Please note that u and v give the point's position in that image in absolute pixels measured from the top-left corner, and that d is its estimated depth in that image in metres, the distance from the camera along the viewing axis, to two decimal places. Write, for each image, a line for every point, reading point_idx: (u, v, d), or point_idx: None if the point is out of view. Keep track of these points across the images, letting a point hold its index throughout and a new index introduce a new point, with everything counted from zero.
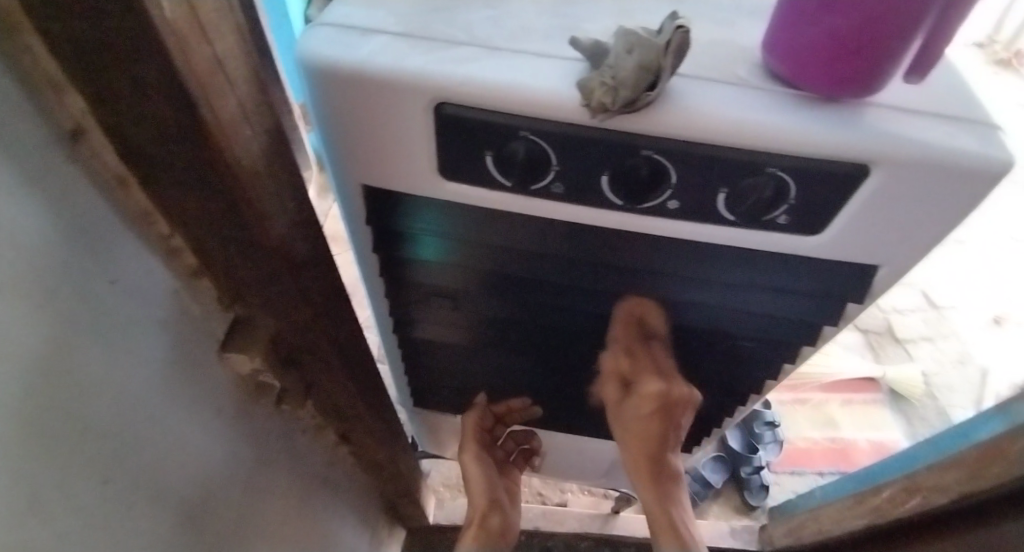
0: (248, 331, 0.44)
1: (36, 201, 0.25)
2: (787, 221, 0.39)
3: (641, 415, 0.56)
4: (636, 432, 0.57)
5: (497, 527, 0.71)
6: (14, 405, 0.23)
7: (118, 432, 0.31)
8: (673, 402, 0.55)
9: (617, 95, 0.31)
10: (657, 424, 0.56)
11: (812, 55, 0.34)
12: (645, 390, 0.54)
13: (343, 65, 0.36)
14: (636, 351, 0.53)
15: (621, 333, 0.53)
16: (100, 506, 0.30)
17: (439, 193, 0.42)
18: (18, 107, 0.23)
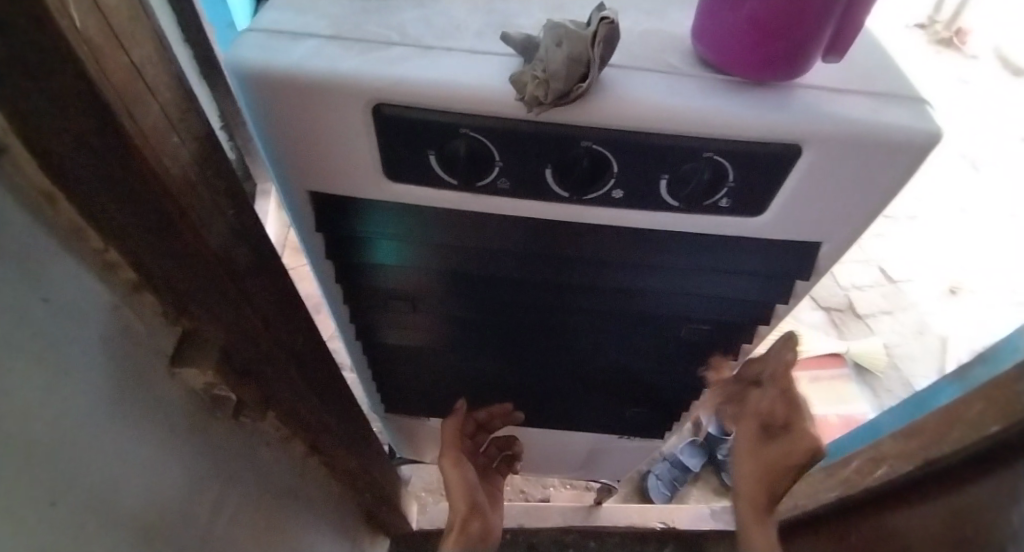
0: (198, 346, 0.42)
1: None
2: (729, 204, 0.40)
3: (784, 460, 0.48)
4: (772, 474, 0.49)
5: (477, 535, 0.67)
6: None
7: (66, 456, 0.30)
8: (819, 463, 0.47)
9: (548, 88, 0.32)
10: (790, 482, 0.48)
11: (735, 40, 0.35)
12: (800, 439, 0.47)
13: (274, 70, 0.36)
14: (786, 381, 0.50)
15: (778, 370, 0.49)
16: (51, 533, 0.29)
17: (386, 195, 0.42)
18: None
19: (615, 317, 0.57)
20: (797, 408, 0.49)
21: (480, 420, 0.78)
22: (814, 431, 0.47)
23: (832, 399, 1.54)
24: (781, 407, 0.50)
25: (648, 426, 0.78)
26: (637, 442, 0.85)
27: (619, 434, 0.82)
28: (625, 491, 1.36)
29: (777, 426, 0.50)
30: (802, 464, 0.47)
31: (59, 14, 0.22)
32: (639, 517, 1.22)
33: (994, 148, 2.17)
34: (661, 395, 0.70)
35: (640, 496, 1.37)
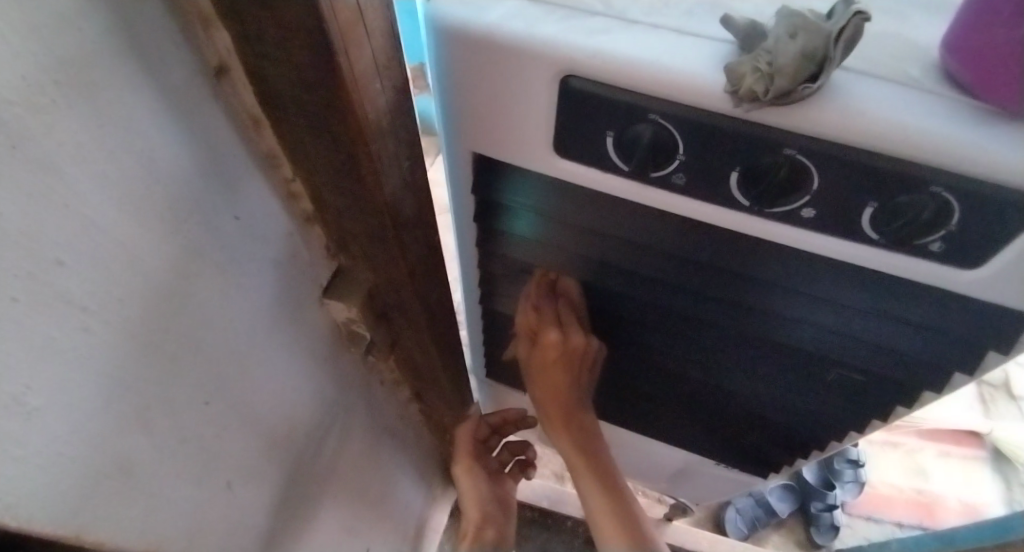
0: (349, 281, 0.45)
1: (174, 132, 0.26)
2: (941, 248, 0.35)
3: (547, 361, 0.62)
4: (547, 373, 0.64)
5: (492, 539, 0.79)
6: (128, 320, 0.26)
7: (217, 360, 0.34)
8: (576, 351, 0.60)
9: (772, 84, 0.28)
10: (568, 374, 0.63)
11: (999, 65, 0.29)
12: (548, 337, 0.58)
13: (473, 27, 0.35)
14: (541, 297, 0.58)
15: (535, 288, 0.58)
16: (192, 423, 0.32)
17: (549, 170, 0.41)
18: (166, 41, 0.25)
19: (752, 341, 0.52)
20: (552, 300, 0.58)
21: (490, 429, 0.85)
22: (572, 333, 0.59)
23: (957, 481, 1.36)
24: (538, 304, 0.58)
25: (751, 459, 0.73)
26: (734, 474, 0.79)
27: (719, 461, 0.77)
28: (700, 514, 1.30)
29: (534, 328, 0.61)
30: (558, 358, 0.61)
31: None
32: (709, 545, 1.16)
33: None
34: (777, 431, 0.65)
35: (714, 525, 1.30)
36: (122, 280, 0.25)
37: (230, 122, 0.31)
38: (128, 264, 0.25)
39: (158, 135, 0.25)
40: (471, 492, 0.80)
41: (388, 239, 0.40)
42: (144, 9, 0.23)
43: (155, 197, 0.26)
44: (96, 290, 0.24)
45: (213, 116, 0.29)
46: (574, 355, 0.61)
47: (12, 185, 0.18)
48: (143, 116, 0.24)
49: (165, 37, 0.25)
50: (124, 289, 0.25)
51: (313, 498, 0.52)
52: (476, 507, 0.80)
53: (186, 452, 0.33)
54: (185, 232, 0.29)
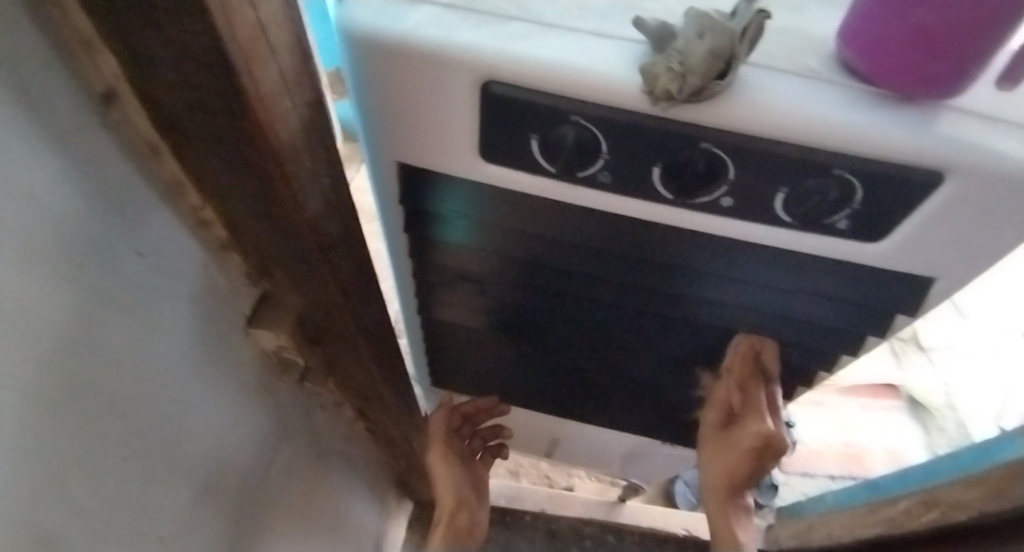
0: (275, 307, 0.43)
1: (62, 167, 0.24)
2: (847, 226, 0.37)
3: (739, 449, 0.56)
4: (732, 461, 0.57)
5: (466, 525, 0.67)
6: (34, 386, 0.23)
7: (134, 411, 0.31)
8: (767, 446, 0.54)
9: (685, 83, 0.29)
10: (750, 459, 0.55)
11: (895, 52, 0.31)
12: (752, 428, 0.54)
13: (388, 36, 0.34)
14: (749, 379, 0.54)
15: (737, 367, 0.54)
16: (112, 483, 0.30)
17: (477, 176, 0.41)
18: (44, 69, 0.22)
19: (689, 327, 0.54)
20: (753, 391, 0.54)
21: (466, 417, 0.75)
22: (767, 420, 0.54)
23: (876, 430, 1.48)
24: (736, 392, 0.55)
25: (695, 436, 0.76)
26: (681, 451, 0.83)
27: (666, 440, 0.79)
28: (651, 492, 1.35)
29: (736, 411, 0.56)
30: (751, 446, 0.55)
31: None
32: (664, 521, 1.22)
33: None
34: None
35: (665, 500, 1.36)
36: (26, 344, 0.23)
37: (127, 152, 0.28)
38: (26, 326, 0.23)
39: (43, 176, 0.23)
40: (444, 474, 0.68)
41: (315, 262, 0.38)
42: (25, 38, 0.21)
43: (49, 246, 0.24)
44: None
45: (104, 146, 0.26)
46: (771, 447, 0.54)
47: None
48: (27, 154, 0.22)
49: (42, 66, 0.22)
50: (28, 352, 0.23)
51: (259, 537, 0.50)
52: (450, 492, 0.67)
53: (111, 516, 0.30)
54: (85, 278, 0.26)
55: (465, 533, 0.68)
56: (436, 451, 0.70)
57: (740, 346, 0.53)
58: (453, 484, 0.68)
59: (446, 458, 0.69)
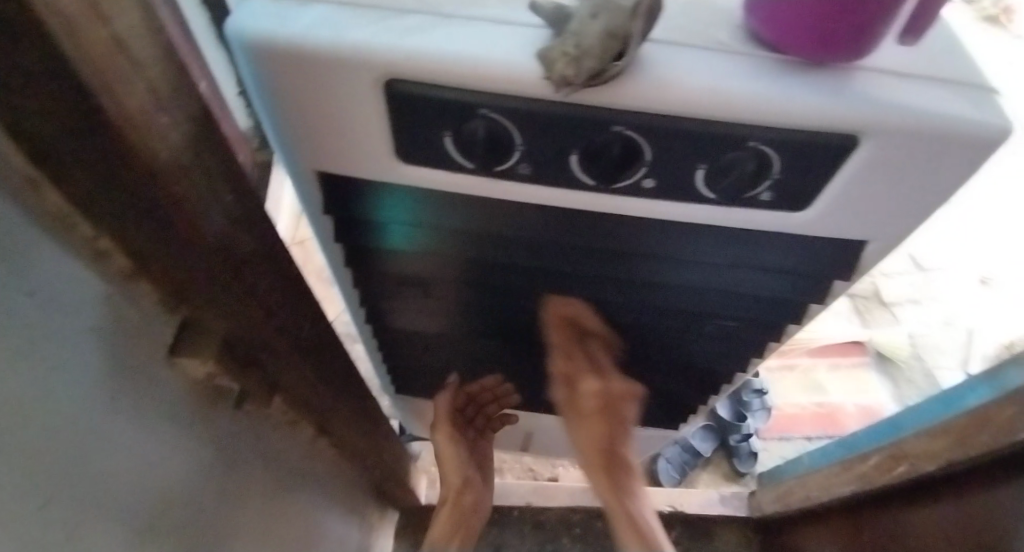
0: (198, 335, 0.41)
1: None
2: (771, 197, 0.37)
3: (585, 410, 0.61)
4: (586, 424, 0.62)
5: (470, 506, 0.77)
6: None
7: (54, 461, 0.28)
8: (615, 396, 0.61)
9: (580, 67, 0.28)
10: (606, 416, 0.61)
11: (799, 15, 0.31)
12: (585, 382, 0.59)
13: (280, 40, 0.32)
14: (569, 338, 0.57)
15: (561, 336, 0.57)
16: (44, 533, 0.27)
17: (396, 177, 0.39)
18: None
19: (638, 310, 0.54)
20: (575, 353, 0.59)
21: (476, 399, 0.77)
22: (591, 375, 0.60)
23: (848, 388, 1.51)
24: (585, 363, 0.60)
25: (661, 415, 0.76)
26: (652, 431, 0.83)
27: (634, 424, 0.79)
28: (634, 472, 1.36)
29: (570, 379, 0.61)
30: (596, 405, 0.60)
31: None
32: None
33: None
34: (679, 387, 0.68)
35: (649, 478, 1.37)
36: None
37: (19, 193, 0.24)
38: None
39: None
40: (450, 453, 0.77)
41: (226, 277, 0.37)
42: None
43: None
44: None
45: None
46: (620, 395, 0.61)
47: None
48: None
49: None
50: None
51: None
52: (458, 474, 0.76)
53: None
54: None
55: (467, 521, 0.76)
56: (444, 431, 0.76)
57: (555, 309, 0.54)
58: (460, 465, 0.77)
59: (450, 442, 0.77)
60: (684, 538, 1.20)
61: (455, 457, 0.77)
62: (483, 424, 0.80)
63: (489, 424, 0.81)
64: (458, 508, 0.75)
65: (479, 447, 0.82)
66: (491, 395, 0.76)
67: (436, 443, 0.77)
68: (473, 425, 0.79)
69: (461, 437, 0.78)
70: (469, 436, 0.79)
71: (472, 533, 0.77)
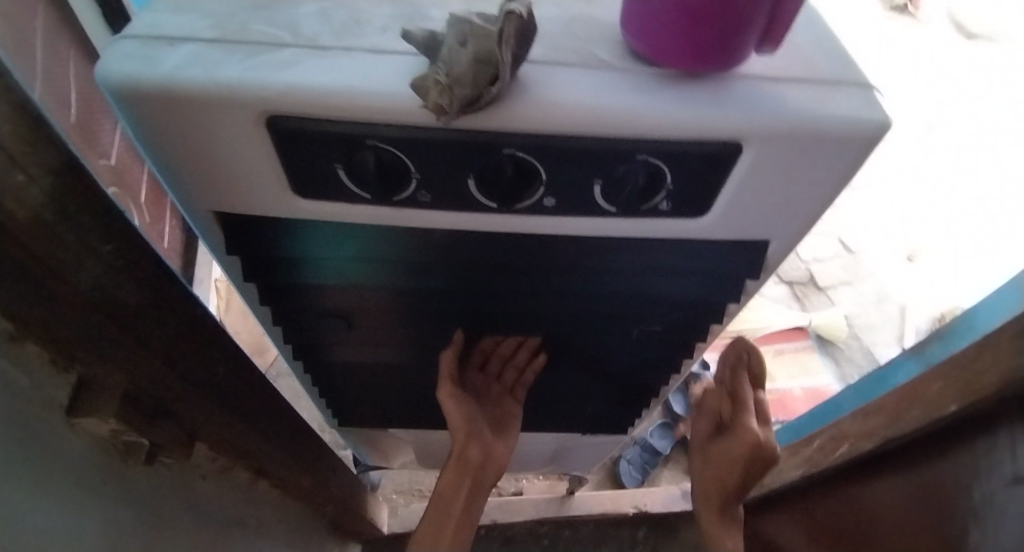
0: (97, 391, 0.38)
1: None
2: (669, 206, 0.37)
3: (726, 453, 0.63)
4: (722, 463, 0.65)
5: (478, 459, 0.69)
6: None
7: None
8: (762, 454, 0.61)
9: (453, 95, 0.28)
10: (745, 466, 0.63)
11: (666, 28, 0.32)
12: (743, 435, 0.61)
13: (148, 82, 0.31)
14: (730, 377, 0.62)
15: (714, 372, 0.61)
16: None
17: (296, 211, 0.38)
18: None
19: (566, 322, 0.54)
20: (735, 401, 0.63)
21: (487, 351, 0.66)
22: (754, 428, 0.61)
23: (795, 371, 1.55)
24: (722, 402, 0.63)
25: (609, 424, 0.76)
26: (602, 437, 0.83)
27: (582, 433, 0.80)
28: (597, 476, 1.37)
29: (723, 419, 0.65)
30: (738, 453, 0.62)
31: None
32: (612, 503, 1.21)
33: (945, 114, 2.20)
34: (619, 394, 0.68)
35: (613, 481, 1.38)
36: None
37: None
38: None
39: None
40: (457, 414, 0.65)
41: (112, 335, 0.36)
42: None
43: None
44: None
45: None
46: (760, 452, 0.61)
47: None
48: None
49: None
50: None
51: None
52: (465, 426, 0.67)
53: None
54: None
55: (473, 475, 0.70)
56: (446, 387, 0.63)
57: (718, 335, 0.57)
58: (468, 419, 0.66)
59: (456, 396, 0.64)
60: (651, 538, 1.21)
61: (464, 416, 0.66)
62: (508, 382, 0.69)
63: (517, 385, 0.69)
64: (459, 465, 0.69)
65: (496, 400, 0.73)
66: (511, 344, 0.62)
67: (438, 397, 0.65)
68: (499, 382, 0.70)
69: (468, 387, 0.69)
70: (490, 385, 0.71)
71: (488, 479, 0.73)
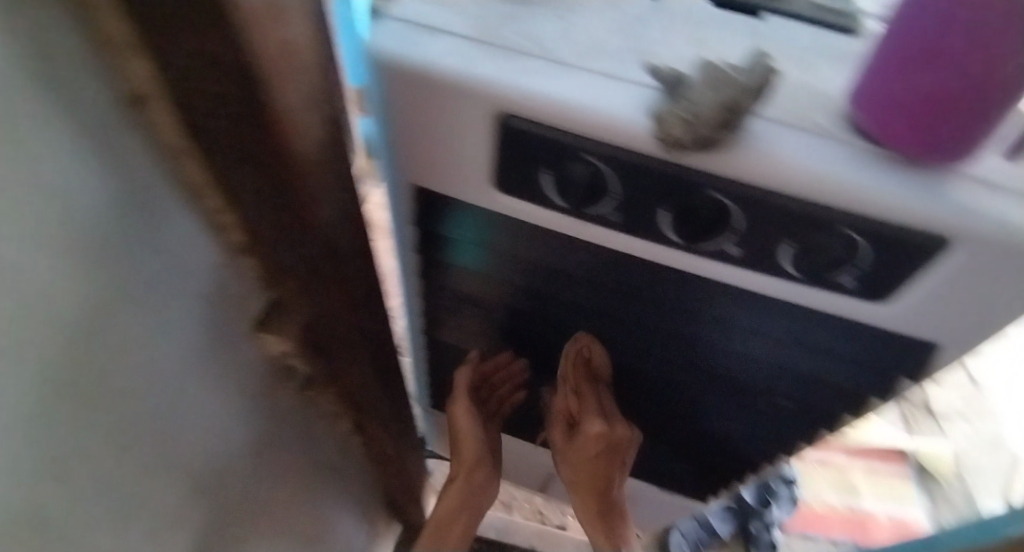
0: (283, 315, 0.43)
1: (92, 165, 0.23)
2: (852, 284, 0.37)
3: (583, 453, 0.66)
4: (580, 462, 0.67)
5: (482, 482, 0.76)
6: (59, 381, 0.24)
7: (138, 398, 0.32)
8: (616, 443, 0.64)
9: (693, 130, 0.30)
10: (600, 455, 0.65)
11: (900, 114, 0.31)
12: (590, 431, 0.63)
13: (410, 62, 0.35)
14: (579, 378, 0.61)
15: (570, 373, 0.61)
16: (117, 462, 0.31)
17: (488, 202, 0.42)
18: (91, 78, 0.22)
19: (689, 369, 0.54)
20: (584, 398, 0.62)
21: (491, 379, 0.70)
22: (596, 423, 0.62)
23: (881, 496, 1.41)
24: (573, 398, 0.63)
25: (689, 485, 0.74)
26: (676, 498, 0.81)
27: (659, 487, 0.77)
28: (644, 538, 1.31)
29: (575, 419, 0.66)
30: (596, 450, 0.65)
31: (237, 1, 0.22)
32: None
33: None
34: (712, 458, 0.66)
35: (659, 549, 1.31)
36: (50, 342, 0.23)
37: (170, 181, 0.29)
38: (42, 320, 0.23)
39: (91, 184, 0.23)
40: (465, 429, 0.73)
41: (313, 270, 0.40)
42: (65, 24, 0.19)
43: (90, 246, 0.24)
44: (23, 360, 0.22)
45: (138, 150, 0.26)
46: (621, 443, 0.65)
47: None
48: (93, 181, 0.23)
49: (98, 85, 0.22)
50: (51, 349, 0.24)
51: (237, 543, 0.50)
52: (472, 451, 0.75)
53: (120, 499, 0.33)
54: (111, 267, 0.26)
55: (474, 498, 0.77)
56: (461, 403, 0.71)
57: (581, 338, 0.57)
58: (473, 440, 0.74)
59: (469, 413, 0.72)
60: None
61: (471, 433, 0.74)
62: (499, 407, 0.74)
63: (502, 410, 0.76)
64: (465, 484, 0.76)
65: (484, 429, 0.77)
66: (507, 377, 0.69)
67: (449, 413, 0.73)
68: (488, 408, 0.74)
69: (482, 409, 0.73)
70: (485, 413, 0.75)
71: (482, 502, 0.79)
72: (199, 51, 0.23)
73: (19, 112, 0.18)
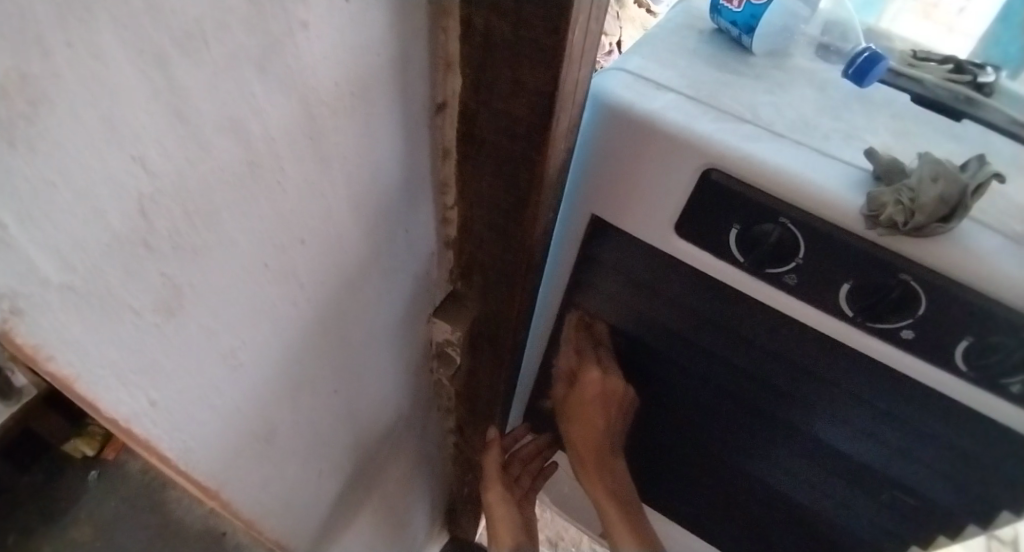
0: (458, 307, 0.48)
1: (398, 135, 0.30)
2: (1020, 393, 0.37)
3: (586, 401, 0.61)
4: (585, 415, 0.62)
5: None
6: (323, 295, 0.31)
7: (355, 342, 0.37)
8: (613, 394, 0.59)
9: (911, 218, 0.33)
10: (602, 414, 0.61)
11: None
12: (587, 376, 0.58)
13: (637, 109, 0.40)
14: (579, 340, 0.58)
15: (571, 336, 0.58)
16: (319, 396, 0.36)
17: (665, 246, 0.44)
18: (419, 69, 0.30)
19: (814, 457, 0.51)
20: (587, 355, 0.58)
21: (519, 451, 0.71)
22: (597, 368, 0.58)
23: None
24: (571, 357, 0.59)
25: None
26: None
27: None
28: None
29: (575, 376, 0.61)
30: (597, 397, 0.59)
31: (569, 40, 0.27)
32: None
33: None
34: None
35: None
36: (329, 260, 0.30)
37: (431, 171, 0.36)
38: (331, 240, 0.29)
39: (392, 150, 0.31)
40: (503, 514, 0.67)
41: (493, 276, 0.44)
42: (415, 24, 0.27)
43: (374, 198, 0.31)
44: (314, 271, 0.29)
45: (422, 137, 0.33)
46: (612, 396, 0.60)
47: (305, 181, 0.25)
48: (394, 145, 0.31)
49: (420, 74, 0.30)
50: (327, 267, 0.30)
51: (353, 504, 0.53)
52: (509, 534, 0.66)
53: (307, 429, 0.37)
54: (378, 218, 0.33)
55: None
56: (497, 491, 0.68)
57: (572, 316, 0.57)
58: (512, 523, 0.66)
59: (506, 496, 0.68)
60: None
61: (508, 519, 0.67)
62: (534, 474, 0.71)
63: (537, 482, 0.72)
64: None
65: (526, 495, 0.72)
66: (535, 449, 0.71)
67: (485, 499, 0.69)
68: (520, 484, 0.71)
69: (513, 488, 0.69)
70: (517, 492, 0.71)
71: None
72: (502, 77, 0.30)
73: (376, 92, 0.27)
